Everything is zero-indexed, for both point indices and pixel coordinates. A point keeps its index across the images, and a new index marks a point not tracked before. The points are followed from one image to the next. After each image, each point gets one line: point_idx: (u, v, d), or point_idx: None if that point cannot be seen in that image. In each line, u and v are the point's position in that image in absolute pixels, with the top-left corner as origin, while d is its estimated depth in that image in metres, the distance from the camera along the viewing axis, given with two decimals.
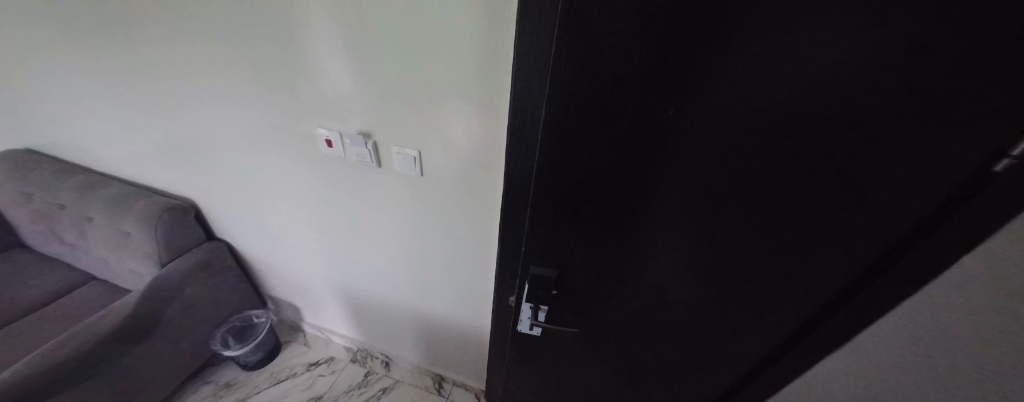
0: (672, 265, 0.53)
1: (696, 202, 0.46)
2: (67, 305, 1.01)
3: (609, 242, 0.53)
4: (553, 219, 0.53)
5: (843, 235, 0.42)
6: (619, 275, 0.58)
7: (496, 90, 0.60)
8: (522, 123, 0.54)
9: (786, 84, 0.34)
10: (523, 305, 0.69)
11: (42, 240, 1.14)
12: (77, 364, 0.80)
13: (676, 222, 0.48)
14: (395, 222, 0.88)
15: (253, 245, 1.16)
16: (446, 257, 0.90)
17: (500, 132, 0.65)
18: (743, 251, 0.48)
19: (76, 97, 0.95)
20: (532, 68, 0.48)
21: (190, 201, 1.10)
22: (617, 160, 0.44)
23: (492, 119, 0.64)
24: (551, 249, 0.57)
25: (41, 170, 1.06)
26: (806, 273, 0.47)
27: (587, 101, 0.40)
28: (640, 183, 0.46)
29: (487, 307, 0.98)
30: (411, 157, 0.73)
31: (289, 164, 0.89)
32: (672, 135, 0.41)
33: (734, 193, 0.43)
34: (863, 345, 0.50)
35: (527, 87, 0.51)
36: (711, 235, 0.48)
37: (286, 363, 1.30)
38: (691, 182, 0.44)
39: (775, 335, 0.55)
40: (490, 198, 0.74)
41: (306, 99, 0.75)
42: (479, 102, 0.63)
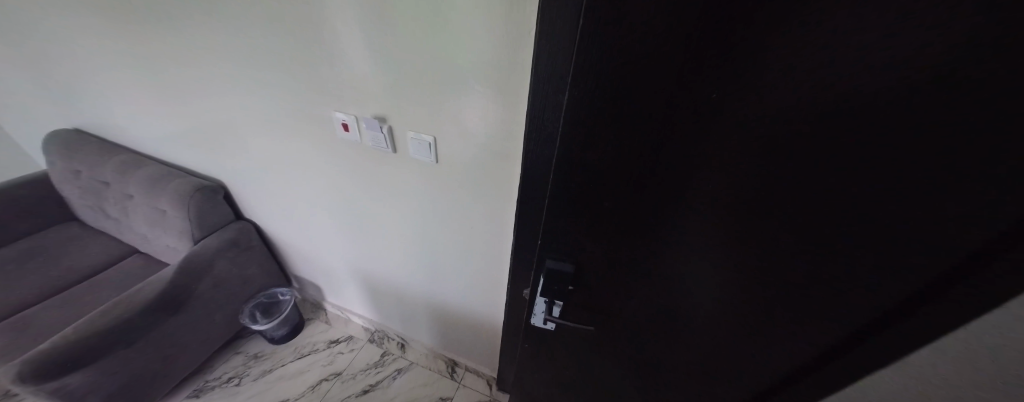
0: (700, 271, 0.48)
1: (734, 204, 0.40)
2: (113, 275, 1.10)
3: (631, 241, 0.49)
4: (572, 213, 0.49)
5: (914, 247, 0.36)
6: (639, 276, 0.53)
7: (515, 75, 0.56)
8: (543, 108, 0.50)
9: (863, 65, 0.28)
10: (537, 299, 0.67)
11: (91, 214, 1.23)
12: (117, 331, 0.86)
13: (708, 226, 0.43)
14: (410, 209, 0.88)
15: (277, 226, 1.21)
16: (460, 246, 0.89)
17: (518, 118, 0.61)
18: (785, 262, 0.42)
19: (111, 79, 0.99)
20: (556, 47, 0.44)
21: (219, 182, 1.14)
22: (646, 153, 0.39)
23: (509, 105, 0.60)
24: (568, 244, 0.54)
25: (87, 149, 1.13)
26: (861, 288, 0.41)
27: (615, 84, 0.35)
28: (670, 181, 0.40)
29: (500, 297, 0.97)
30: (426, 143, 0.71)
31: (308, 148, 0.89)
32: (713, 125, 0.35)
33: (782, 196, 0.37)
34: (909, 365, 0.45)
35: (550, 69, 0.46)
36: (748, 242, 0.43)
37: (309, 339, 1.37)
38: (730, 181, 0.38)
39: (815, 351, 0.50)
40: (506, 187, 0.71)
41: (323, 81, 0.73)
42: (497, 85, 0.59)
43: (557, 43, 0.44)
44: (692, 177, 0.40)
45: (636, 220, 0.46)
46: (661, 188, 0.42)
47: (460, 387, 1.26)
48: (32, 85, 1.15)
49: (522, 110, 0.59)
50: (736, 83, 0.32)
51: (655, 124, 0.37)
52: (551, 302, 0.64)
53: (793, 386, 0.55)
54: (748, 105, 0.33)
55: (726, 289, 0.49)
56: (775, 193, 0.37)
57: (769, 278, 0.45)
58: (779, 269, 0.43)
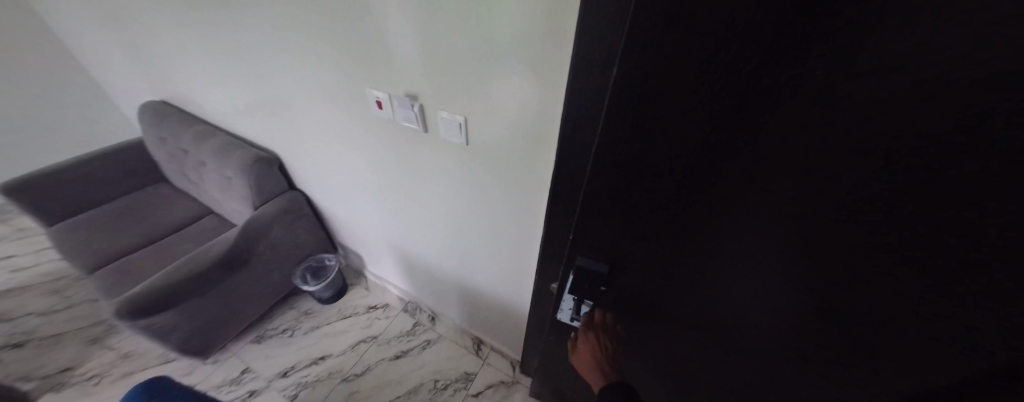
0: (764, 293, 0.40)
1: (825, 217, 0.31)
2: (195, 232, 1.27)
3: (677, 246, 0.42)
4: (609, 211, 0.43)
5: None
6: (684, 287, 0.46)
7: (555, 47, 0.48)
8: (585, 88, 0.42)
9: None
10: (565, 295, 0.62)
11: (177, 178, 1.41)
12: (191, 281, 0.99)
13: (786, 240, 0.35)
14: (442, 190, 0.86)
15: (324, 198, 1.29)
16: (490, 231, 0.86)
17: (556, 99, 0.53)
18: (888, 295, 0.33)
19: (186, 55, 1.09)
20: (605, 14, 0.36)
21: (275, 154, 1.23)
22: (712, 146, 0.32)
23: (546, 83, 0.52)
24: (602, 243, 0.49)
25: (171, 120, 1.28)
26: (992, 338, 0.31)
27: (675, 61, 0.28)
28: (739, 180, 0.33)
29: (526, 286, 0.94)
30: (457, 123, 0.67)
31: (348, 125, 0.91)
32: (813, 114, 0.27)
33: (900, 211, 0.28)
34: None
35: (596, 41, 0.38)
36: (835, 265, 0.34)
37: (352, 302, 1.49)
38: (825, 189, 0.30)
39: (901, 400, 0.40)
40: (540, 175, 0.65)
41: (359, 58, 0.72)
42: (534, 60, 0.51)
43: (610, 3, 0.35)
44: (776, 179, 0.31)
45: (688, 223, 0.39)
46: (728, 189, 0.34)
47: (485, 364, 1.30)
48: (128, 60, 1.31)
49: (562, 89, 0.52)
50: (864, 56, 0.23)
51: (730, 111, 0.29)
52: (579, 302, 0.59)
53: None
54: (881, 90, 0.24)
55: (791, 314, 0.40)
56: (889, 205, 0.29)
57: (856, 313, 0.36)
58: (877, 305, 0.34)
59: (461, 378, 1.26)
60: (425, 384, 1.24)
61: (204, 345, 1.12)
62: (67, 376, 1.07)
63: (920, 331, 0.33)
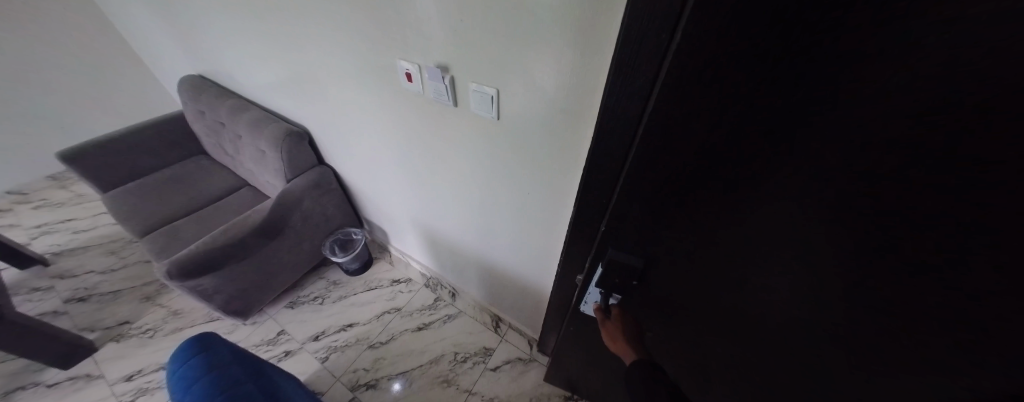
0: (808, 275, 0.38)
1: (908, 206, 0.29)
2: (232, 202, 1.34)
3: (727, 232, 0.41)
4: (653, 196, 0.42)
5: None
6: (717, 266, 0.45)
7: (602, 7, 0.44)
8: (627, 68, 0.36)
9: None
10: (592, 287, 0.63)
11: (215, 150, 1.49)
12: (230, 248, 1.06)
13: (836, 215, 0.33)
14: (468, 166, 0.85)
15: (351, 173, 1.32)
16: (516, 209, 0.85)
17: (599, 70, 0.49)
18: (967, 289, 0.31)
19: (219, 28, 1.10)
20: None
21: (304, 128, 1.26)
22: (759, 110, 0.30)
23: (587, 50, 0.48)
24: (641, 235, 0.48)
25: (208, 94, 1.32)
26: None
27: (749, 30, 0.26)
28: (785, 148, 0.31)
29: (550, 267, 0.94)
30: (489, 96, 0.65)
31: (378, 99, 0.90)
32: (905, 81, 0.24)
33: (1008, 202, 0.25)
34: None
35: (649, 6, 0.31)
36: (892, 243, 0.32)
37: (376, 275, 1.55)
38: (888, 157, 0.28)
39: None
40: (574, 152, 0.62)
41: (390, 26, 0.69)
42: (577, 24, 0.47)
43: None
44: (828, 146, 0.29)
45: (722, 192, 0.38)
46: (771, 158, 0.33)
47: (503, 341, 1.34)
48: (165, 34, 1.34)
49: (607, 56, 0.47)
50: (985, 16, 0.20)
51: (786, 69, 0.27)
52: (606, 297, 0.60)
53: None
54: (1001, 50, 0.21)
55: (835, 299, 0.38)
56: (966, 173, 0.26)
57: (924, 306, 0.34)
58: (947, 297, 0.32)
59: (480, 352, 1.30)
60: (446, 355, 1.29)
61: (245, 306, 1.21)
62: (126, 328, 1.18)
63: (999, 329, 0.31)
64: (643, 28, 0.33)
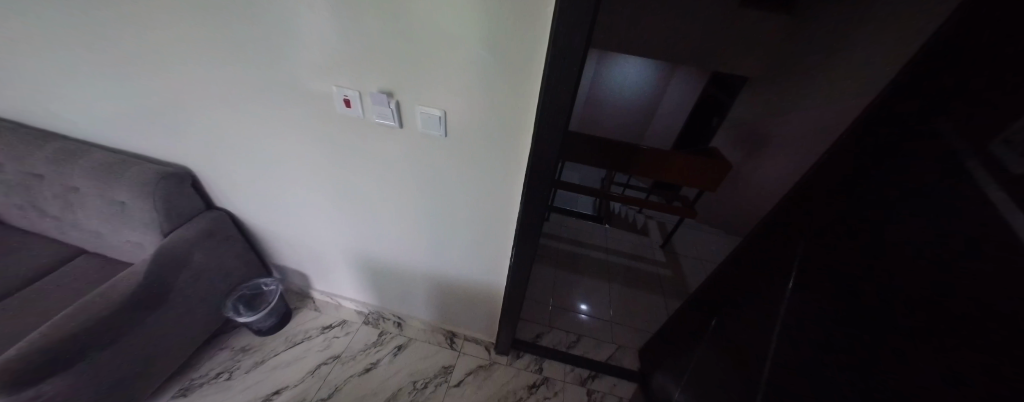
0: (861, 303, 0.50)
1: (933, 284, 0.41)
2: (73, 280, 1.04)
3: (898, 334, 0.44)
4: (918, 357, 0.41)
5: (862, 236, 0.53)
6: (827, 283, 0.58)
7: (529, 49, 0.59)
8: (549, 91, 0.60)
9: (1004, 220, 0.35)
10: None
11: (20, 216, 1.09)
12: (90, 332, 0.82)
13: (893, 252, 0.47)
14: (413, 185, 0.89)
15: (259, 215, 1.16)
16: (464, 220, 0.94)
17: (529, 95, 0.65)
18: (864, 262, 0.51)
19: (33, 55, 0.85)
20: (564, 43, 0.54)
21: (182, 169, 1.07)
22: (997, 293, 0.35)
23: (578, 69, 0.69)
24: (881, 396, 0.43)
25: (8, 139, 0.98)
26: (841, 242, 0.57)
27: None
28: (912, 189, 0.47)
29: (501, 267, 1.04)
30: (436, 117, 0.71)
31: (302, 127, 0.85)
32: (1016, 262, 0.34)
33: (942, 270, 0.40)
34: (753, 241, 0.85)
35: (557, 60, 0.56)
36: (896, 318, 0.45)
37: (300, 327, 1.36)
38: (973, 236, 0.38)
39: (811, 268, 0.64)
40: (515, 160, 0.76)
41: (321, 56, 0.70)
42: (510, 60, 0.61)
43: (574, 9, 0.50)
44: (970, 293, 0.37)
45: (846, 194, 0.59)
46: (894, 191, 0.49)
47: (461, 355, 1.34)
48: None
49: (534, 82, 0.63)
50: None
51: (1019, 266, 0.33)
52: None
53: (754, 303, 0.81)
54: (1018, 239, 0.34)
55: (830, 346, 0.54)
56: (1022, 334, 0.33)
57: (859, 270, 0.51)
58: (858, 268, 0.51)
59: (439, 373, 1.27)
60: (404, 387, 1.22)
61: None
62: None
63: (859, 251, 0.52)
64: (556, 72, 0.57)
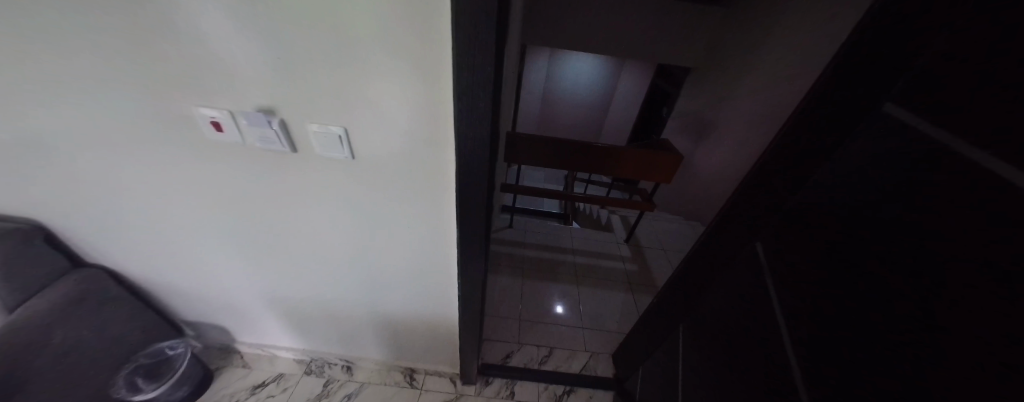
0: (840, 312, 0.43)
1: (906, 287, 0.35)
2: None
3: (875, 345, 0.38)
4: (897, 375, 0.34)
5: (832, 236, 0.47)
6: (802, 286, 0.52)
7: (432, 47, 0.48)
8: (466, 101, 0.50)
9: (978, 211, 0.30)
10: None
11: None
12: None
13: (861, 250, 0.42)
14: (329, 217, 0.75)
15: (148, 266, 0.95)
16: (397, 250, 0.81)
17: (446, 102, 0.53)
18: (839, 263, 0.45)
19: None
20: (469, 46, 0.44)
21: (32, 222, 0.85)
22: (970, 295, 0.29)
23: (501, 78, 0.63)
24: None
25: None
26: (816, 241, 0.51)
27: None
28: (878, 180, 0.41)
29: (449, 296, 0.92)
30: (337, 136, 0.57)
31: (171, 161, 0.68)
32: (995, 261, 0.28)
33: (913, 271, 0.35)
34: (715, 233, 0.80)
35: (467, 65, 0.46)
36: (871, 324, 0.38)
37: (224, 391, 1.14)
38: (922, 226, 0.35)
39: (784, 270, 0.58)
40: (444, 178, 0.64)
41: (165, 71, 0.53)
42: (414, 62, 0.50)
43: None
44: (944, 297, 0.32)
45: (809, 180, 0.56)
46: (861, 182, 0.44)
47: (423, 393, 1.20)
48: None
49: (450, 88, 0.52)
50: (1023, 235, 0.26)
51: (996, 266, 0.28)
52: None
53: (726, 300, 0.76)
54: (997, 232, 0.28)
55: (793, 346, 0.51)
56: (970, 345, 0.29)
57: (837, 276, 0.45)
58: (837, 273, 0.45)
59: None
60: None
61: None
62: None
63: (833, 254, 0.46)
64: (468, 79, 0.48)
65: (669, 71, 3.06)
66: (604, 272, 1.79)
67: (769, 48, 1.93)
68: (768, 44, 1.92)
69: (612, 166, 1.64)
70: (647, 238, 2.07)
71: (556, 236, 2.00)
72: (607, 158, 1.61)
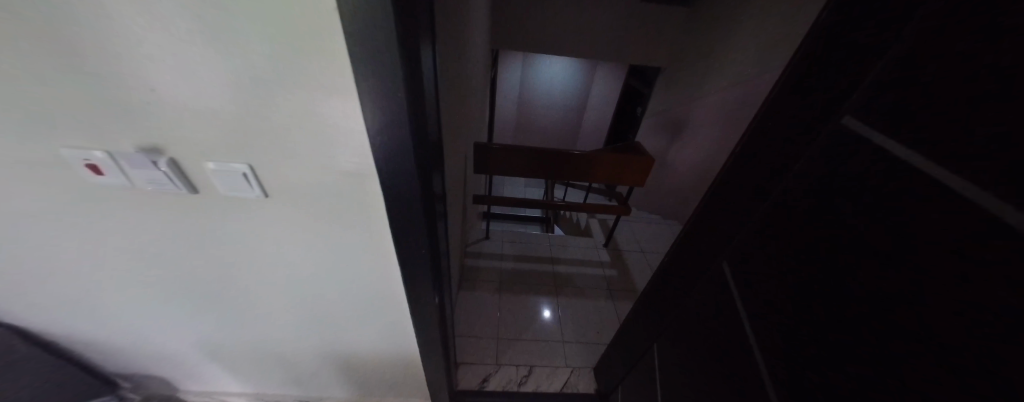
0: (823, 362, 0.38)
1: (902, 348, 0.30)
2: None
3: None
4: None
5: (799, 267, 0.42)
6: (771, 320, 0.47)
7: (328, 81, 0.39)
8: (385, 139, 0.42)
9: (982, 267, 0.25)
10: None
11: None
12: None
13: (835, 290, 0.37)
14: (255, 261, 0.66)
15: (59, 321, 0.83)
16: (339, 292, 0.72)
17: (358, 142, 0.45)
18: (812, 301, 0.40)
19: None
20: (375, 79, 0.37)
21: None
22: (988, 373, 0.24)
23: (439, 98, 0.57)
24: None
25: None
26: (779, 270, 0.46)
27: None
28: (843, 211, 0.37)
29: (406, 334, 0.84)
30: (238, 175, 0.49)
31: (54, 210, 0.57)
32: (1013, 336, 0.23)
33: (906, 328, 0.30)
34: (686, 251, 0.75)
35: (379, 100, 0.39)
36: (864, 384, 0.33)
37: None
38: (910, 275, 0.30)
39: (748, 297, 0.53)
40: (373, 222, 0.55)
41: (15, 110, 0.44)
42: (311, 97, 0.41)
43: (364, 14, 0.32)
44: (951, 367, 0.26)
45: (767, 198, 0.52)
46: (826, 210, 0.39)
47: None
48: None
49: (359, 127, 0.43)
50: None
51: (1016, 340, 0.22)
52: None
53: (693, 322, 0.72)
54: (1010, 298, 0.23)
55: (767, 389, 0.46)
56: None
57: (812, 316, 0.40)
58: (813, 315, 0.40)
59: None
60: None
61: None
62: None
63: (803, 288, 0.42)
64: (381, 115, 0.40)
65: (641, 71, 3.08)
66: (583, 280, 1.75)
67: (736, 47, 1.95)
68: (735, 44, 1.94)
69: (584, 174, 1.62)
70: (625, 241, 2.05)
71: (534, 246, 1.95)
72: (579, 166, 1.58)
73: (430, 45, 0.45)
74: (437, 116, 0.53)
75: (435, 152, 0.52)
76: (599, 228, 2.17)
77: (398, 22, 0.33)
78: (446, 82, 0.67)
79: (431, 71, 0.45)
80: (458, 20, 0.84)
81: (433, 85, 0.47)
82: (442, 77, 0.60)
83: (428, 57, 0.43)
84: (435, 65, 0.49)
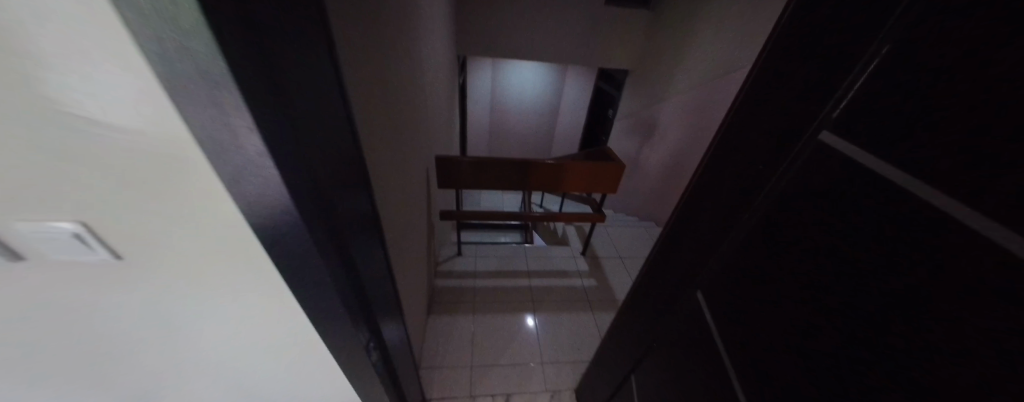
0: None
1: None
2: None
3: None
4: None
5: (793, 309, 0.35)
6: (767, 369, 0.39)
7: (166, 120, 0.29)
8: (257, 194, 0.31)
9: None
10: None
11: None
12: None
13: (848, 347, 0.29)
14: (127, 337, 0.51)
15: None
16: (250, 355, 0.59)
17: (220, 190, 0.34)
18: (818, 356, 0.32)
19: None
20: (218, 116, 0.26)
21: None
22: None
23: (355, 119, 0.47)
24: None
25: None
26: (771, 308, 0.38)
27: None
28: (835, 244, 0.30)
29: (346, 391, 0.72)
30: (71, 237, 0.36)
31: None
32: None
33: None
34: (661, 274, 0.68)
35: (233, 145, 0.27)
36: None
37: None
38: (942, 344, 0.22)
39: (737, 338, 0.45)
40: (268, 278, 0.45)
41: None
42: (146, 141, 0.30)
43: (165, 14, 0.21)
44: None
45: (743, 216, 0.45)
46: (816, 241, 0.32)
47: None
48: None
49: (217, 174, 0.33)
50: None
51: None
52: None
53: (670, 356, 0.64)
54: None
55: None
56: None
57: (817, 375, 0.32)
58: (820, 374, 0.32)
59: None
60: None
61: None
62: None
63: (801, 339, 0.34)
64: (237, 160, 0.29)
65: (611, 74, 3.09)
66: (562, 293, 1.68)
67: (700, 48, 1.97)
68: (699, 45, 1.96)
69: (556, 184, 1.55)
70: (603, 248, 1.99)
71: (510, 259, 1.86)
72: (549, 176, 1.51)
73: (325, 56, 0.35)
74: (349, 142, 0.42)
75: (347, 188, 0.41)
76: (577, 236, 2.12)
77: (234, 27, 0.22)
78: (371, 98, 0.57)
79: (327, 89, 0.35)
80: (393, 26, 0.74)
81: (335, 106, 0.37)
82: (360, 93, 0.50)
83: (318, 71, 0.33)
84: (338, 79, 0.39)
